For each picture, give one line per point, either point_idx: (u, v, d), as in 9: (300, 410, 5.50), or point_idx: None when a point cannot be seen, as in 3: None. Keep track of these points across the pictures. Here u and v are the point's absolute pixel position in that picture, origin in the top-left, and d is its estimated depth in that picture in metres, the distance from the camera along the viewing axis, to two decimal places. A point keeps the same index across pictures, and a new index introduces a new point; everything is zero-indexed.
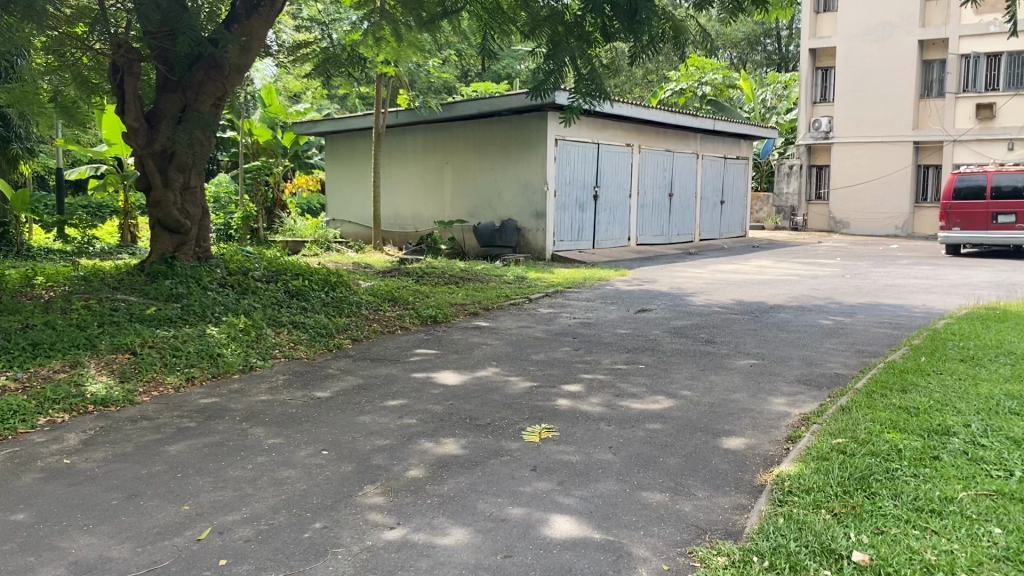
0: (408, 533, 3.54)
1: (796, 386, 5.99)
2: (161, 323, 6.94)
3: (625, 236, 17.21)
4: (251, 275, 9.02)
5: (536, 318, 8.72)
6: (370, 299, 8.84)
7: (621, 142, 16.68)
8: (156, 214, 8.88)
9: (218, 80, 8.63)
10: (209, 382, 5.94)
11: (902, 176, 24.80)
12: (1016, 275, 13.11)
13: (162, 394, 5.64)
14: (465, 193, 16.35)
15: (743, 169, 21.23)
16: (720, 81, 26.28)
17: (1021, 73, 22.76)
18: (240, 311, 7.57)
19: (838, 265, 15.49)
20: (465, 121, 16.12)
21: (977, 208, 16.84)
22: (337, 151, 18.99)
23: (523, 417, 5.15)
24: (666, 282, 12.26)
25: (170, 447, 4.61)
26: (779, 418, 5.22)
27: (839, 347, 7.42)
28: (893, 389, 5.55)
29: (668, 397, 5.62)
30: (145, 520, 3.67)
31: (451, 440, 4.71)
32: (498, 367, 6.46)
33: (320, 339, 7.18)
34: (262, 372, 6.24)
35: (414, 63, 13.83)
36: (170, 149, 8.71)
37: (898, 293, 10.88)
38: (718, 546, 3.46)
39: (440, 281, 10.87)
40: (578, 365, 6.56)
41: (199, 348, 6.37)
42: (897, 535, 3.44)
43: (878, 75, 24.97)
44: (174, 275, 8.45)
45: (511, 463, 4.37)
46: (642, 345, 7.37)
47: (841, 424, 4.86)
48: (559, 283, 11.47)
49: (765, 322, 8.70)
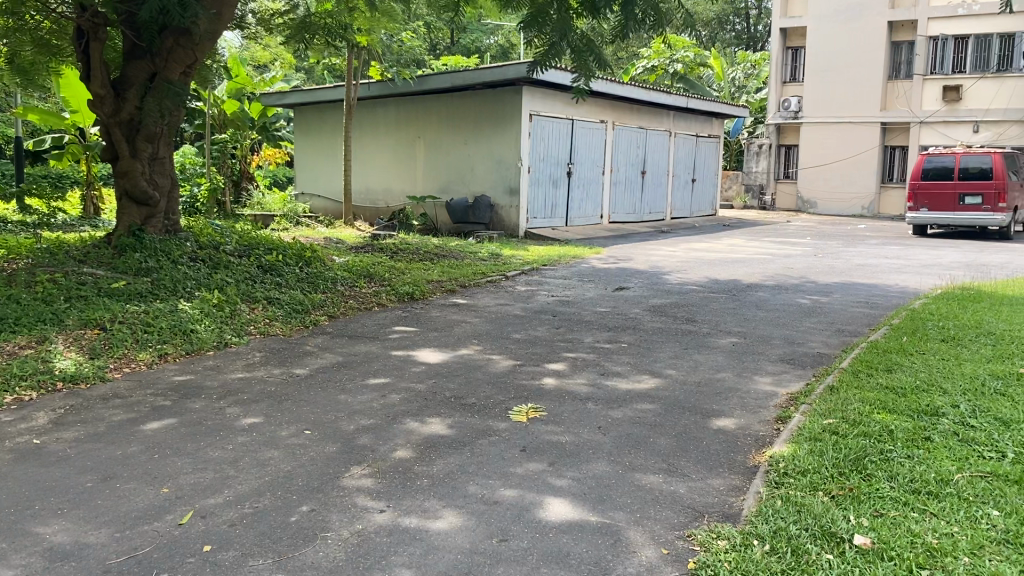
0: (399, 517, 3.43)
1: (780, 365, 5.96)
2: (131, 298, 6.72)
3: (598, 213, 17.15)
4: (222, 249, 8.80)
5: (515, 295, 8.62)
6: (345, 275, 8.68)
7: (595, 118, 16.57)
8: (124, 185, 8.61)
9: (188, 49, 8.27)
10: (182, 359, 5.78)
11: (869, 156, 24.97)
12: (984, 256, 13.25)
13: (133, 371, 5.46)
14: (438, 169, 16.15)
15: (715, 148, 21.26)
16: (691, 59, 26.19)
17: (987, 56, 23.02)
18: (214, 286, 7.36)
19: (809, 244, 15.57)
20: (438, 95, 15.90)
21: (945, 189, 16.99)
22: (306, 122, 18.66)
23: (509, 396, 5.06)
24: (641, 260, 12.23)
25: (145, 426, 4.44)
26: (767, 398, 5.16)
27: (820, 326, 7.40)
28: (878, 368, 5.54)
29: (653, 375, 5.56)
30: (123, 504, 3.52)
31: (437, 420, 4.61)
32: (479, 345, 6.35)
33: (296, 315, 7.03)
34: (237, 349, 6.08)
35: (386, 33, 13.54)
36: (137, 119, 8.45)
37: (872, 272, 10.93)
38: (718, 529, 3.40)
39: (415, 257, 10.73)
40: (561, 344, 6.47)
41: (172, 324, 6.19)
42: (897, 518, 3.41)
43: (849, 56, 25.04)
44: (143, 248, 8.19)
45: (501, 443, 4.27)
46: (622, 323, 7.30)
47: (830, 404, 4.82)
48: (534, 261, 11.38)
49: (744, 300, 8.67)
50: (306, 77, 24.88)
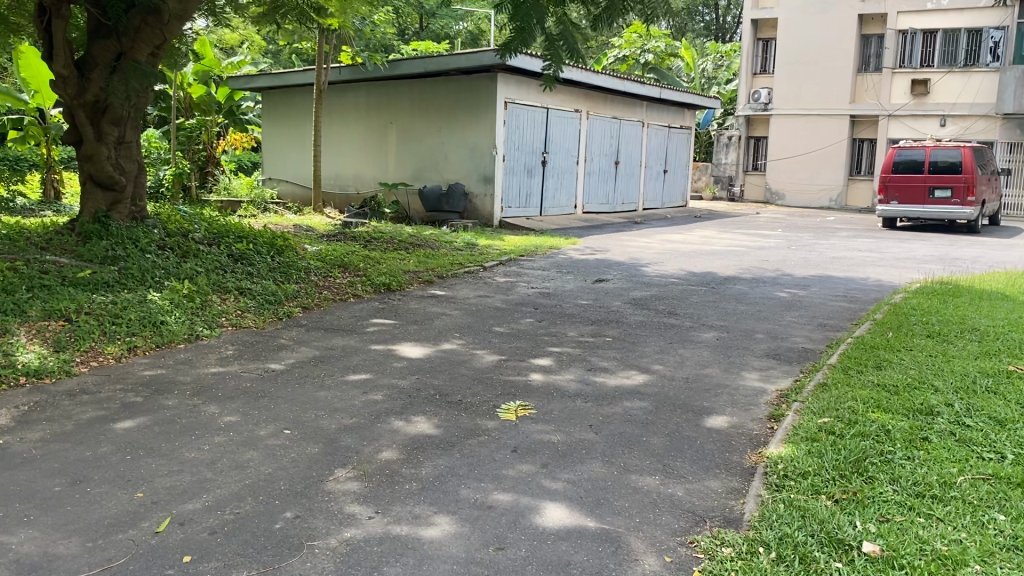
0: (389, 525, 3.26)
1: (767, 360, 5.86)
2: (97, 288, 6.45)
3: (571, 203, 17.05)
4: (191, 237, 8.54)
5: (494, 287, 8.46)
6: (319, 265, 8.45)
7: (569, 107, 16.42)
8: (89, 169, 8.31)
9: (157, 29, 7.95)
10: (153, 352, 5.55)
11: (838, 149, 25.10)
12: (955, 250, 13.34)
13: (101, 365, 5.22)
14: (410, 156, 15.90)
15: (686, 139, 21.23)
16: (663, 49, 26.10)
17: (954, 50, 23.21)
18: (183, 276, 7.11)
19: (782, 236, 15.61)
20: (411, 81, 15.64)
21: (915, 182, 17.07)
22: (274, 107, 18.29)
23: (495, 393, 4.91)
24: (618, 251, 12.12)
25: (117, 425, 4.23)
26: (757, 394, 5.03)
27: (803, 320, 7.33)
28: (867, 365, 5.46)
29: (642, 371, 5.44)
30: (96, 510, 3.32)
31: (422, 419, 4.44)
32: (461, 340, 6.18)
33: (269, 307, 6.80)
34: (209, 342, 5.85)
35: (358, 16, 13.26)
36: (103, 100, 8.15)
37: (847, 266, 10.92)
38: (721, 535, 3.27)
39: (389, 247, 10.51)
40: (544, 338, 6.33)
41: (141, 316, 5.94)
42: (903, 523, 3.31)
43: (819, 48, 25.12)
44: (109, 235, 7.90)
45: (490, 444, 4.12)
46: (604, 316, 7.17)
47: (824, 402, 4.71)
48: (510, 251, 11.23)
49: (724, 293, 8.59)
50: (273, 61, 24.41)
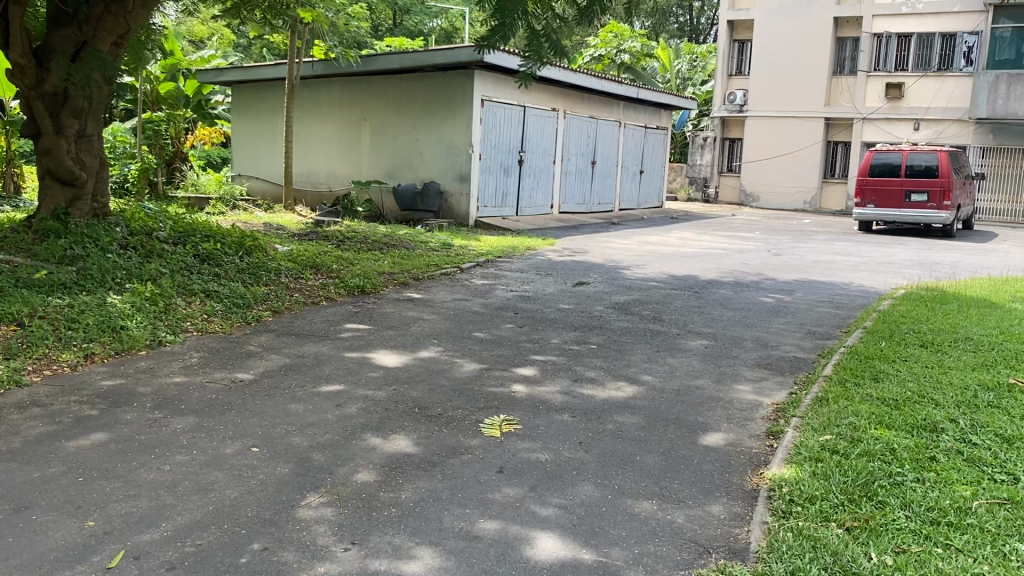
0: (366, 559, 2.97)
1: (759, 371, 5.62)
2: (53, 290, 6.08)
3: (548, 203, 16.80)
4: (156, 236, 8.17)
5: (472, 290, 8.18)
6: (290, 265, 8.12)
7: (546, 106, 16.16)
8: (47, 163, 7.91)
9: (120, 17, 7.64)
10: (112, 360, 5.21)
11: (813, 151, 25.09)
12: (934, 254, 13.24)
13: (54, 374, 4.87)
14: (383, 154, 15.56)
15: (663, 139, 21.06)
16: (638, 48, 25.70)
17: (928, 54, 23.22)
18: (146, 277, 6.76)
19: (760, 239, 15.47)
20: (385, 77, 15.30)
21: (892, 186, 17.03)
22: (244, 102, 17.85)
23: (477, 407, 4.63)
24: (596, 253, 11.90)
25: (69, 442, 3.90)
26: (752, 409, 4.79)
27: (791, 327, 7.12)
28: (864, 378, 5.24)
29: (631, 383, 5.17)
30: (42, 541, 3.01)
31: (401, 435, 4.16)
32: (439, 347, 5.89)
33: (237, 311, 6.47)
34: (173, 349, 5.51)
35: (331, 9, 12.90)
36: (62, 92, 7.79)
37: (829, 270, 10.76)
38: (728, 569, 3.01)
39: (363, 247, 10.18)
40: (526, 345, 6.05)
41: (99, 320, 5.60)
42: (921, 554, 3.07)
43: (795, 51, 25.09)
44: (68, 233, 7.52)
45: (474, 463, 3.84)
46: (588, 322, 6.91)
47: (824, 417, 4.48)
48: (487, 252, 10.95)
49: (707, 298, 8.35)
50: (243, 54, 23.92)
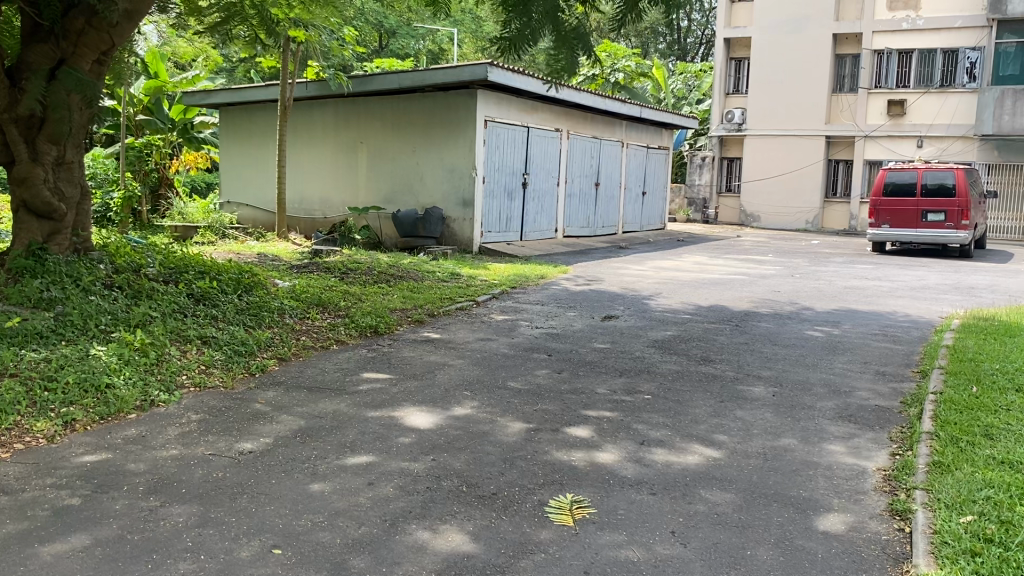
0: None
1: (845, 426, 4.89)
2: (28, 340, 5.30)
3: (552, 227, 16.14)
4: (144, 273, 7.40)
5: (494, 328, 7.43)
6: (293, 304, 7.35)
7: (549, 126, 15.49)
8: (21, 194, 7.11)
9: (103, 32, 6.94)
10: (97, 427, 4.43)
11: (814, 170, 24.56)
12: (966, 277, 12.59)
13: (26, 449, 4.08)
14: (380, 178, 14.83)
15: (664, 159, 20.41)
16: (633, 68, 25.11)
17: (930, 71, 22.71)
18: (134, 322, 5.98)
19: (776, 262, 14.78)
20: (382, 97, 14.59)
21: (908, 205, 16.37)
22: (232, 125, 17.08)
23: (535, 482, 3.87)
24: (613, 281, 11.18)
25: (46, 547, 3.11)
26: (859, 478, 4.06)
27: (856, 367, 6.38)
28: (975, 435, 4.47)
29: (706, 445, 4.43)
30: None
31: (453, 526, 3.39)
32: (474, 401, 5.13)
33: (239, 360, 5.70)
34: (167, 411, 4.73)
35: (329, 27, 12.12)
36: (38, 115, 7.01)
37: (865, 297, 10.05)
38: None
39: (368, 280, 9.41)
40: (572, 398, 5.28)
41: (81, 377, 4.81)
42: None
43: (794, 69, 24.57)
44: (45, 272, 6.75)
45: (550, 567, 3.08)
46: (633, 366, 6.16)
47: (955, 490, 3.72)
48: (500, 282, 10.22)
49: (752, 333, 7.63)
50: (229, 80, 23.15)
